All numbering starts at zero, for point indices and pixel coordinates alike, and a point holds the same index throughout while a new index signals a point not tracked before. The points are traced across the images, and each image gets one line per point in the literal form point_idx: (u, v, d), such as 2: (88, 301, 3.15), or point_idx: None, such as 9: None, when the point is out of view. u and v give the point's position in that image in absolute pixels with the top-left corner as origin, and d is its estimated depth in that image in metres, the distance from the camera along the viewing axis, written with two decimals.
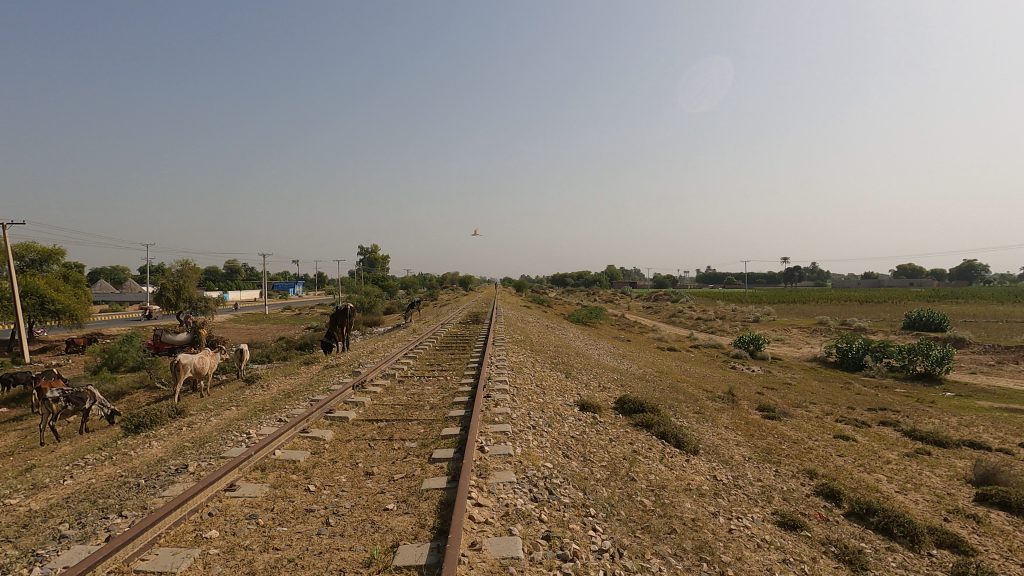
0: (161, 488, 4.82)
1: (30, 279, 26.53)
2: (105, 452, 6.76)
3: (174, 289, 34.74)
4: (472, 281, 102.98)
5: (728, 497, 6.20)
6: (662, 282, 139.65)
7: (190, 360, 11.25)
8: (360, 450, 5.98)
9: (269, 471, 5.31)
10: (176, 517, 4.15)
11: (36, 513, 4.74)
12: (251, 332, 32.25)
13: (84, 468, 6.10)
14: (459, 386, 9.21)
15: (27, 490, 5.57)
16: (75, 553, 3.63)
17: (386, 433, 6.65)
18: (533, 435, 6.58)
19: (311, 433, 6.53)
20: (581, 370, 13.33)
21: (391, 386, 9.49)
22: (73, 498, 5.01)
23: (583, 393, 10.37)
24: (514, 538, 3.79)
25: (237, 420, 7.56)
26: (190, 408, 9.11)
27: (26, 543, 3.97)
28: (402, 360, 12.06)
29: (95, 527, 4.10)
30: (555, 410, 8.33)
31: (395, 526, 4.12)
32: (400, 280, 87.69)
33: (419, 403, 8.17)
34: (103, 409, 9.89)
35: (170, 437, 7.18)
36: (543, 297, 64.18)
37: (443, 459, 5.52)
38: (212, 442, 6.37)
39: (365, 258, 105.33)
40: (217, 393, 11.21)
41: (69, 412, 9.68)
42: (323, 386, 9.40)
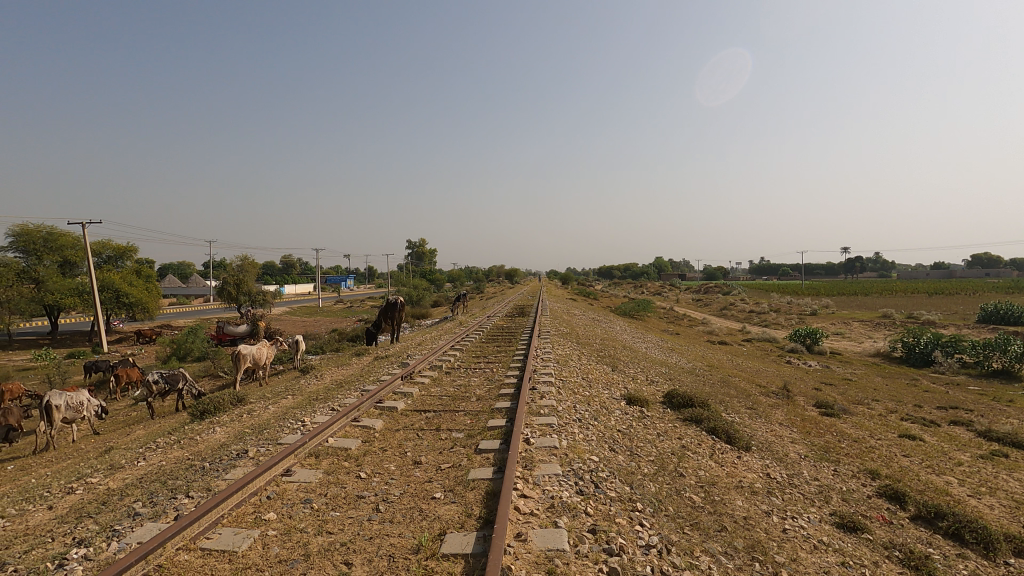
0: (224, 472, 5.09)
1: (106, 275, 28.57)
2: (175, 436, 7.21)
3: (234, 284, 36.55)
4: (518, 275, 103.51)
5: (783, 496, 5.97)
6: (712, 274, 135.26)
7: (250, 350, 11.83)
8: (409, 440, 6.13)
9: (322, 458, 5.52)
10: (237, 500, 4.37)
11: (113, 492, 5.11)
12: (306, 325, 33.63)
13: (156, 451, 6.53)
14: (505, 377, 9.28)
15: (106, 470, 6.01)
16: (148, 530, 3.89)
17: (434, 423, 6.78)
18: (579, 428, 6.54)
19: (362, 421, 6.72)
20: (628, 363, 13.18)
21: (438, 377, 9.66)
22: (144, 479, 5.35)
23: (630, 387, 10.24)
24: (560, 531, 3.78)
25: (293, 408, 7.87)
26: (250, 396, 9.59)
27: (104, 519, 4.28)
28: (449, 352, 12.25)
29: (165, 507, 4.36)
30: (601, 404, 8.27)
31: (443, 515, 4.20)
32: (447, 274, 89.06)
33: (465, 394, 8.28)
34: (193, 388, 11.19)
35: (232, 423, 7.57)
36: (588, 290, 63.31)
37: (489, 450, 5.57)
38: (269, 429, 6.67)
39: (412, 253, 107.28)
40: (275, 382, 11.78)
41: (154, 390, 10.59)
42: (373, 377, 9.67)
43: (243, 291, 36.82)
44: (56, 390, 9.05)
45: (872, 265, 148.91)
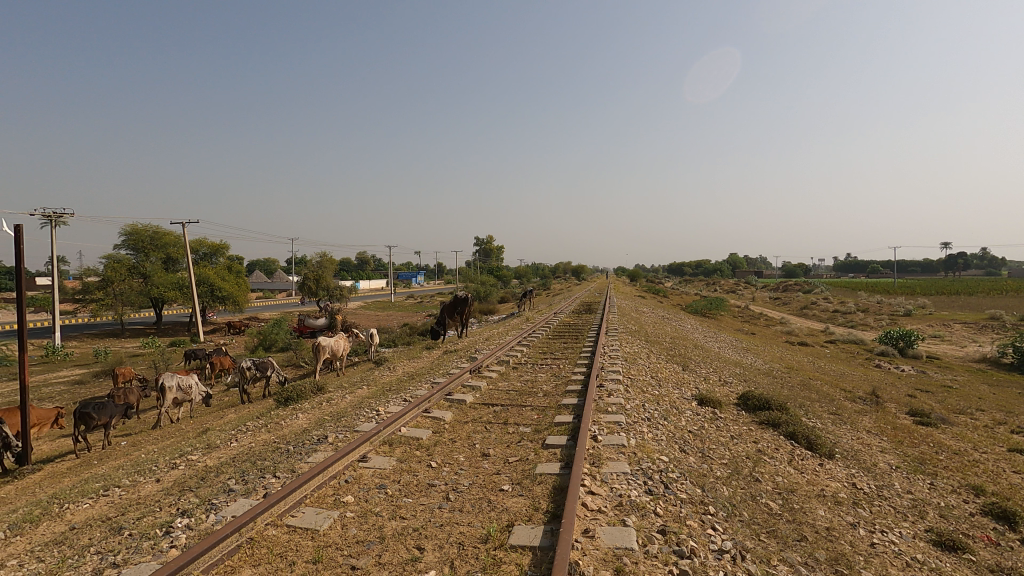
0: (307, 455, 5.43)
1: (202, 270, 31.06)
2: (262, 420, 7.77)
3: (314, 280, 38.66)
4: (585, 271, 102.47)
5: (871, 508, 5.58)
6: (792, 271, 127.98)
7: (329, 342, 12.49)
8: (477, 432, 6.26)
9: (395, 446, 5.74)
10: (319, 482, 4.64)
11: (209, 469, 5.58)
12: (379, 319, 34.96)
13: (246, 434, 7.06)
14: (572, 374, 9.25)
15: (203, 449, 6.57)
16: (241, 504, 4.22)
17: (502, 417, 6.88)
18: (648, 427, 6.41)
19: (432, 412, 6.93)
20: (700, 363, 12.74)
21: (506, 372, 9.78)
22: (237, 459, 5.79)
23: (701, 387, 9.90)
24: (628, 529, 3.74)
25: (367, 398, 8.24)
26: (329, 385, 10.13)
27: (204, 492, 4.70)
28: (516, 347, 12.34)
29: (255, 484, 4.71)
30: (671, 403, 8.06)
31: (510, 507, 4.26)
32: (514, 271, 89.60)
33: (532, 390, 8.34)
34: (280, 376, 11.99)
35: (313, 410, 8.04)
36: (658, 287, 61.67)
37: (556, 446, 5.59)
38: (347, 416, 7.03)
39: (480, 249, 108.92)
40: (351, 373, 12.38)
41: (247, 376, 11.48)
42: (443, 369, 9.94)
43: (322, 286, 38.82)
44: (170, 372, 10.10)
45: (977, 262, 135.42)
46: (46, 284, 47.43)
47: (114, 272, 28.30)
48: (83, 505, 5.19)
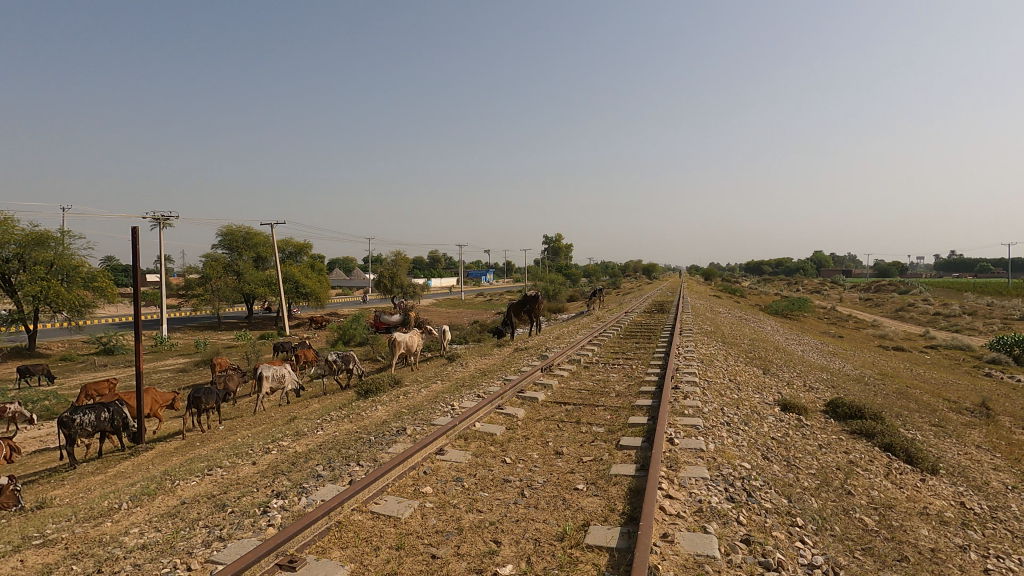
0: (388, 445, 5.66)
1: (288, 268, 33.12)
2: (345, 411, 8.18)
3: (388, 277, 40.18)
4: (657, 270, 99.80)
5: (982, 531, 5.08)
6: (886, 270, 118.44)
7: (403, 337, 12.96)
8: (550, 430, 6.27)
9: (471, 441, 5.86)
10: (399, 471, 4.84)
11: (298, 455, 5.95)
12: (450, 315, 35.78)
13: (331, 423, 7.46)
14: (645, 375, 9.05)
15: (293, 435, 7.01)
16: (330, 489, 4.48)
17: (574, 416, 6.86)
18: (727, 432, 6.17)
19: (505, 409, 7.01)
20: (782, 367, 12.08)
21: (577, 371, 9.72)
22: (323, 447, 6.14)
23: (784, 392, 9.39)
24: (710, 537, 3.62)
25: (442, 393, 8.46)
26: (404, 379, 10.50)
27: (295, 477, 5.01)
28: (587, 346, 12.25)
29: (342, 471, 4.98)
30: (752, 408, 7.69)
31: (586, 507, 4.24)
32: (582, 270, 88.75)
33: (605, 389, 8.25)
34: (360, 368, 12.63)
35: (391, 403, 8.38)
36: (734, 286, 59.03)
37: (631, 447, 5.50)
38: (423, 410, 7.26)
39: (548, 247, 108.91)
40: (424, 368, 12.77)
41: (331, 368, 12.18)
42: (514, 367, 10.03)
43: (397, 284, 40.23)
44: (266, 362, 10.96)
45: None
46: (156, 280, 52.46)
47: (212, 270, 30.80)
48: (191, 482, 5.70)
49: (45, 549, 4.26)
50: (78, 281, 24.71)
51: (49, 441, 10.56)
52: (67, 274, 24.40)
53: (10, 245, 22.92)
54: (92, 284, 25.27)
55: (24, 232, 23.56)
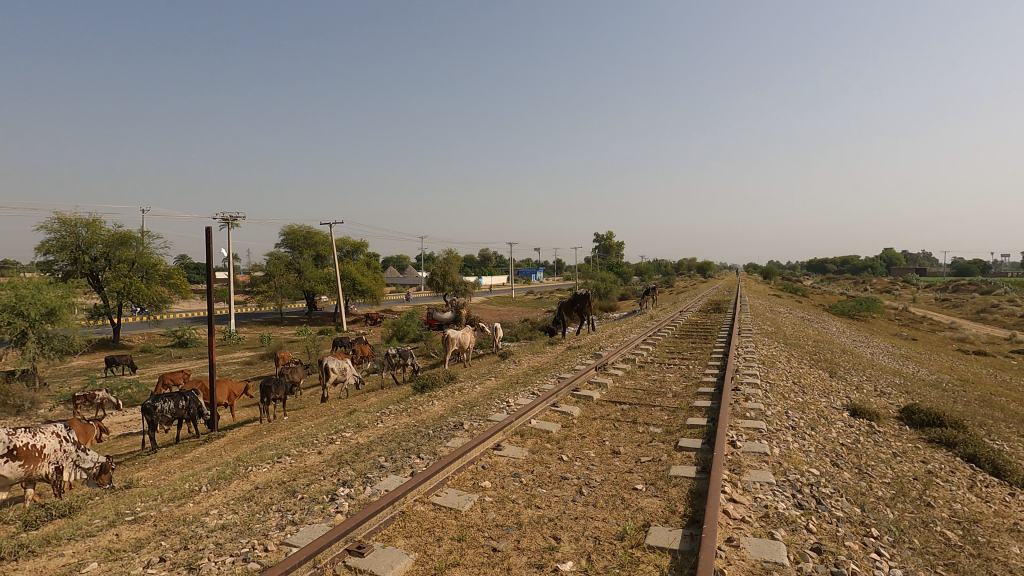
0: (446, 439, 5.78)
1: (345, 266, 34.28)
2: (403, 405, 8.41)
3: (441, 275, 40.88)
4: (712, 268, 96.84)
5: None
6: (965, 269, 110.26)
7: (457, 334, 13.18)
8: (606, 429, 6.22)
9: (527, 437, 5.90)
10: (458, 465, 4.93)
11: (361, 446, 6.17)
12: (501, 313, 36.00)
13: (390, 416, 7.70)
14: (703, 376, 8.83)
15: (354, 427, 7.26)
16: (393, 480, 4.62)
17: (630, 415, 6.78)
18: (793, 436, 5.93)
19: (560, 407, 7.01)
20: (850, 370, 11.47)
21: (632, 370, 9.59)
22: (383, 439, 6.33)
23: (853, 397, 8.93)
24: (778, 544, 3.50)
25: (497, 390, 8.56)
26: (459, 375, 10.68)
27: (359, 467, 5.20)
28: (641, 345, 12.06)
29: (403, 463, 5.13)
30: (818, 413, 7.37)
31: (645, 507, 4.19)
32: (634, 268, 87.28)
33: (661, 389, 8.11)
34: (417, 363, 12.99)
35: (447, 398, 8.54)
36: (796, 285, 56.42)
37: (691, 449, 5.38)
38: (479, 406, 7.36)
39: (599, 245, 107.81)
40: (478, 365, 12.93)
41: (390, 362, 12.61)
42: (568, 365, 10.00)
43: (448, 282, 40.88)
44: (331, 355, 11.53)
45: None
46: (224, 277, 55.50)
47: (275, 268, 32.29)
48: (263, 468, 6.01)
49: (136, 525, 4.61)
50: (156, 278, 26.47)
51: (132, 426, 11.36)
52: (146, 271, 26.20)
53: (97, 244, 24.82)
54: (168, 281, 27.01)
55: (110, 233, 25.44)
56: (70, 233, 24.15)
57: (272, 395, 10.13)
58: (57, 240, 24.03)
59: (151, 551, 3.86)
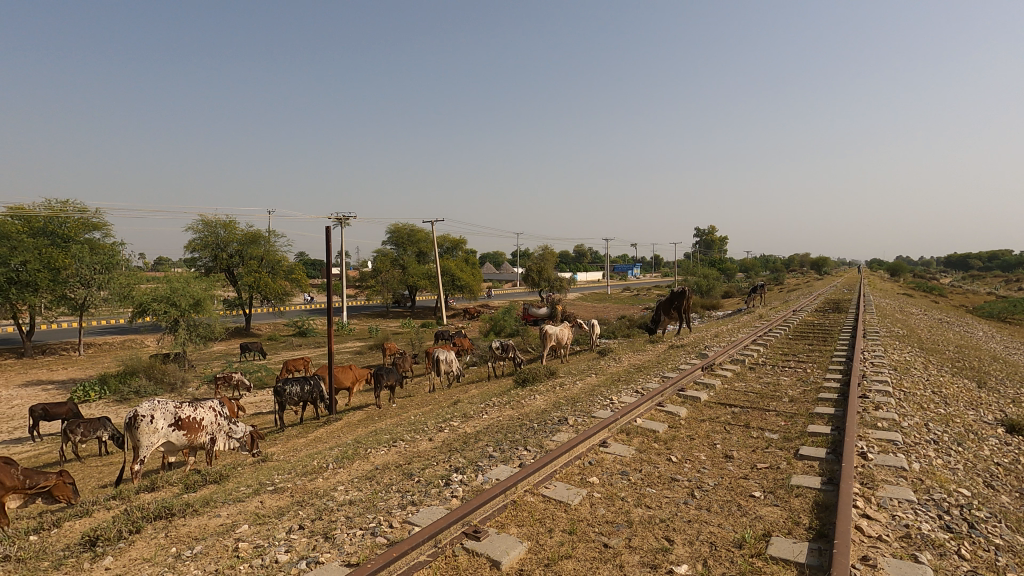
0: (551, 433, 5.85)
1: (445, 262, 35.63)
2: (506, 398, 8.61)
3: (536, 271, 41.21)
4: (828, 264, 89.01)
5: None
6: None
7: (555, 330, 13.26)
8: (717, 432, 5.97)
9: (633, 436, 5.82)
10: (566, 459, 4.99)
11: (468, 435, 6.41)
12: (597, 310, 35.60)
13: (494, 408, 7.92)
14: (824, 380, 8.17)
15: (461, 417, 7.56)
16: (503, 469, 4.77)
17: (743, 419, 6.45)
18: (936, 451, 5.33)
19: (666, 407, 6.83)
20: (1004, 381, 10.05)
21: (742, 371, 9.11)
22: (490, 430, 6.53)
23: (1010, 411, 7.81)
24: (923, 567, 3.19)
25: (599, 386, 8.50)
26: (559, 371, 10.74)
27: (470, 455, 5.41)
28: (751, 346, 11.40)
29: (511, 454, 5.26)
30: (966, 427, 6.55)
31: (765, 516, 3.98)
32: (739, 264, 82.46)
33: (776, 393, 7.62)
34: (518, 357, 13.32)
35: (548, 393, 8.62)
36: (932, 284, 50.26)
37: (813, 458, 5.02)
38: (582, 402, 7.36)
39: (700, 240, 103.17)
40: (576, 361, 12.91)
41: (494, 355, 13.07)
42: (672, 364, 9.69)
43: (544, 278, 41.13)
44: (439, 347, 12.22)
45: None
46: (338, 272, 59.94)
47: (382, 264, 34.30)
48: (381, 451, 6.44)
49: (277, 494, 5.14)
50: (281, 273, 29.11)
51: (263, 406, 12.64)
52: (272, 266, 28.90)
53: (233, 242, 27.82)
54: (290, 276, 29.59)
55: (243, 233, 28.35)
56: (211, 233, 27.27)
57: (385, 381, 10.91)
58: (202, 239, 27.28)
59: (291, 519, 4.29)
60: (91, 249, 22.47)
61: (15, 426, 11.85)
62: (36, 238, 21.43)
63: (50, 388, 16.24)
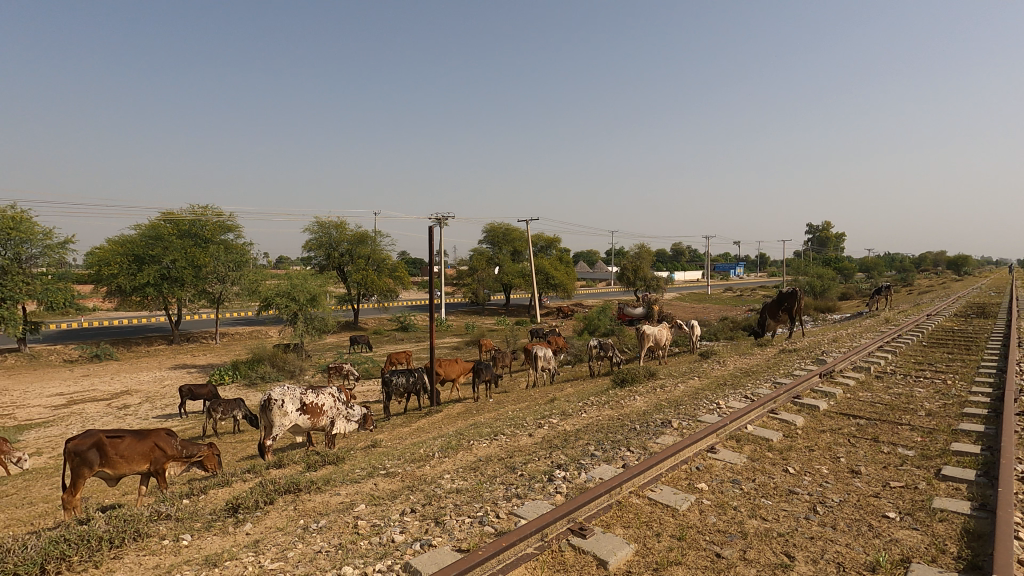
0: (655, 435, 5.69)
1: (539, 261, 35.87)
2: (604, 398, 8.50)
3: (632, 270, 40.27)
4: (969, 263, 78.66)
5: None
6: None
7: (653, 330, 12.89)
8: (840, 445, 5.49)
9: (744, 443, 5.51)
10: (671, 463, 4.83)
11: (569, 433, 6.40)
12: (697, 311, 34.09)
13: (593, 407, 7.84)
14: (970, 394, 7.22)
15: (560, 415, 7.57)
16: (606, 469, 4.72)
17: (870, 432, 5.88)
18: None
19: (780, 414, 6.39)
20: None
21: (867, 380, 8.29)
22: (590, 429, 6.48)
23: None
24: None
25: (703, 390, 8.14)
26: (659, 372, 10.41)
27: (571, 452, 5.41)
28: (877, 352, 10.34)
29: (614, 454, 5.18)
30: None
31: (903, 540, 3.60)
32: (859, 264, 75.23)
33: (910, 406, 6.86)
34: (616, 357, 13.11)
35: (648, 395, 8.39)
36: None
37: (960, 480, 4.46)
38: (686, 405, 7.08)
39: (813, 237, 95.46)
40: (676, 363, 12.44)
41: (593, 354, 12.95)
42: (784, 370, 9.04)
43: (640, 276, 40.11)
44: (538, 344, 12.33)
45: None
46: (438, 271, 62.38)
47: (478, 262, 35.20)
48: (483, 443, 6.61)
49: (389, 478, 5.45)
50: (385, 270, 30.84)
51: (371, 395, 13.47)
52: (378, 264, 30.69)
53: (343, 242, 29.92)
54: (393, 274, 31.24)
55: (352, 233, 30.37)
56: (325, 234, 29.53)
57: (484, 376, 11.22)
58: (317, 239, 29.60)
59: (403, 502, 4.53)
60: (226, 248, 25.18)
61: (166, 404, 13.58)
62: (183, 239, 24.38)
63: (193, 371, 18.40)
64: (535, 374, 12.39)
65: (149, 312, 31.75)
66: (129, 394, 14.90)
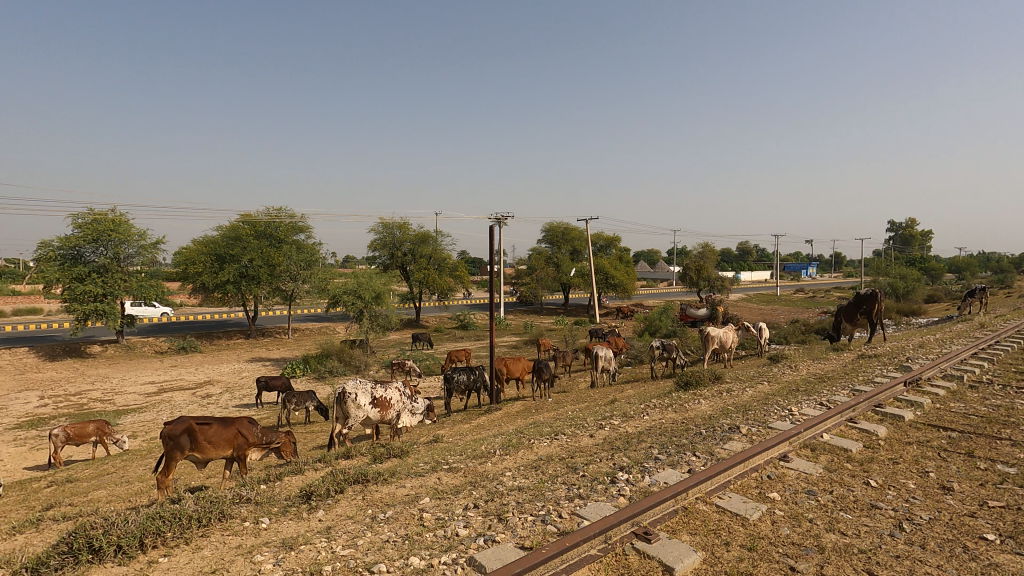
0: (722, 441, 5.50)
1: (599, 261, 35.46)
2: (667, 400, 8.30)
3: (695, 270, 39.06)
4: None
5: None
6: None
7: (718, 332, 12.45)
8: (928, 458, 5.10)
9: (819, 453, 5.22)
10: (741, 471, 4.66)
11: (631, 435, 6.30)
12: (764, 313, 32.60)
13: (655, 410, 7.67)
14: None
15: (621, 416, 7.45)
16: (671, 473, 4.61)
17: (964, 446, 5.42)
18: None
19: (860, 424, 6.01)
20: None
21: (960, 390, 7.64)
22: (653, 431, 6.35)
23: None
24: None
25: (774, 395, 7.78)
26: (724, 376, 10.04)
27: (633, 455, 5.32)
28: (971, 360, 9.52)
29: (679, 458, 5.05)
30: None
31: (1004, 564, 3.30)
32: (948, 264, 69.49)
33: (1010, 419, 6.27)
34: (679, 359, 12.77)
35: (714, 399, 8.11)
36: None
37: None
38: (755, 411, 6.79)
39: (895, 235, 89.11)
40: (743, 366, 11.96)
41: (655, 355, 12.67)
42: (864, 376, 8.49)
43: (704, 276, 38.84)
44: (598, 344, 12.20)
45: None
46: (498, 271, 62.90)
47: (537, 262, 35.22)
48: (543, 443, 6.62)
49: (451, 473, 5.56)
50: (446, 270, 31.44)
51: (433, 391, 13.77)
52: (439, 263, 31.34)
53: (406, 242, 30.75)
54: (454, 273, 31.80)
55: (415, 233, 31.16)
56: (389, 234, 30.48)
57: (544, 375, 11.22)
58: (381, 239, 30.60)
59: (465, 497, 4.60)
60: (298, 248, 26.47)
61: (244, 394, 14.45)
62: (260, 239, 25.85)
63: (267, 364, 19.48)
64: (595, 374, 12.27)
65: (230, 308, 33.91)
66: (212, 384, 15.96)
